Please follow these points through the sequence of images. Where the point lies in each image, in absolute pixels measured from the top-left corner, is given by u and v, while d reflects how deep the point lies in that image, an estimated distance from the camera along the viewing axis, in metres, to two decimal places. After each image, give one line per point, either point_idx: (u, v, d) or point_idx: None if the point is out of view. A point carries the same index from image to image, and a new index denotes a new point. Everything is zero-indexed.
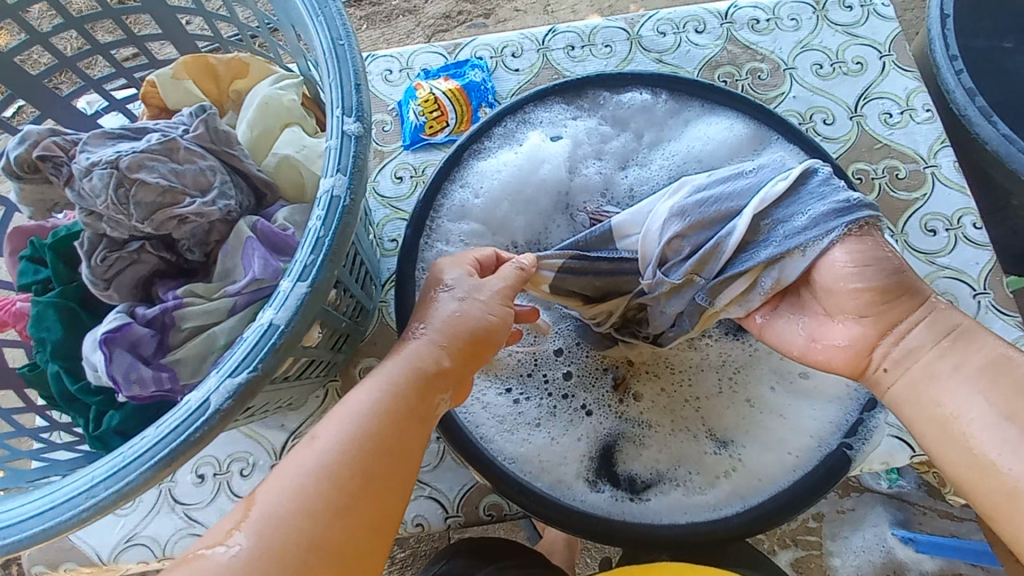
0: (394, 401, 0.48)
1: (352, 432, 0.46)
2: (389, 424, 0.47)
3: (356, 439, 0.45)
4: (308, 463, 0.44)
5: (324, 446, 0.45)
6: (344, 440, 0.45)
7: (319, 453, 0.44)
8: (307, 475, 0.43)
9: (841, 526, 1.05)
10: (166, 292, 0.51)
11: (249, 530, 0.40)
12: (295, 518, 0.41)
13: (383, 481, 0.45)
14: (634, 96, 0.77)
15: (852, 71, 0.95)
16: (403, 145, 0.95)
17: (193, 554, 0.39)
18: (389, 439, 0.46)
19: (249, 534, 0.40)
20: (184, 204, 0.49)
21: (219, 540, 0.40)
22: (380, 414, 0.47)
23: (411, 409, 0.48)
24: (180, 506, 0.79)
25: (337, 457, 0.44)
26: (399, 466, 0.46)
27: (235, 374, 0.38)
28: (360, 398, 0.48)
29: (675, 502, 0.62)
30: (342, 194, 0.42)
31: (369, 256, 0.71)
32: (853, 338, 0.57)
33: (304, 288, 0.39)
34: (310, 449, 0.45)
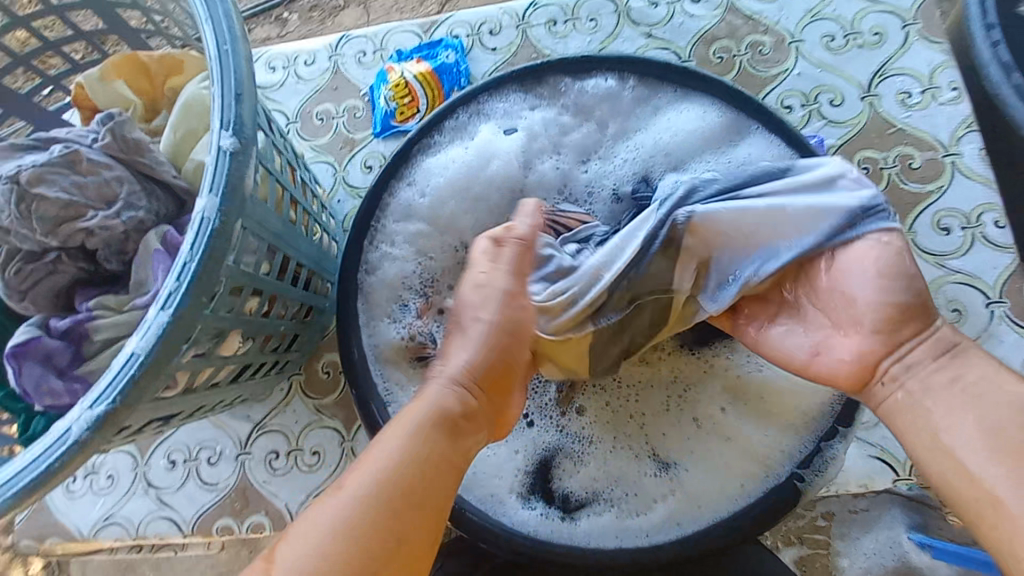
0: (427, 448, 0.45)
1: (378, 481, 0.42)
2: (422, 469, 0.44)
3: (385, 491, 0.42)
4: (331, 519, 0.40)
5: (347, 497, 0.41)
6: (364, 510, 0.41)
7: (336, 507, 0.41)
8: (329, 531, 0.40)
9: (849, 527, 0.80)
10: (81, 304, 0.52)
11: None
12: None
13: (417, 538, 0.42)
14: (599, 82, 0.71)
15: (868, 44, 0.84)
16: (374, 132, 0.92)
17: None
18: (417, 488, 0.43)
19: None
20: (87, 217, 0.48)
21: None
22: (413, 459, 0.44)
23: (445, 454, 0.46)
24: (153, 489, 0.83)
25: (358, 515, 0.41)
26: (423, 515, 0.43)
27: (95, 405, 0.37)
28: (387, 439, 0.45)
29: (606, 525, 0.58)
30: (211, 216, 0.39)
31: (314, 258, 0.69)
32: (860, 352, 0.50)
33: (166, 316, 0.38)
34: (331, 501, 0.41)
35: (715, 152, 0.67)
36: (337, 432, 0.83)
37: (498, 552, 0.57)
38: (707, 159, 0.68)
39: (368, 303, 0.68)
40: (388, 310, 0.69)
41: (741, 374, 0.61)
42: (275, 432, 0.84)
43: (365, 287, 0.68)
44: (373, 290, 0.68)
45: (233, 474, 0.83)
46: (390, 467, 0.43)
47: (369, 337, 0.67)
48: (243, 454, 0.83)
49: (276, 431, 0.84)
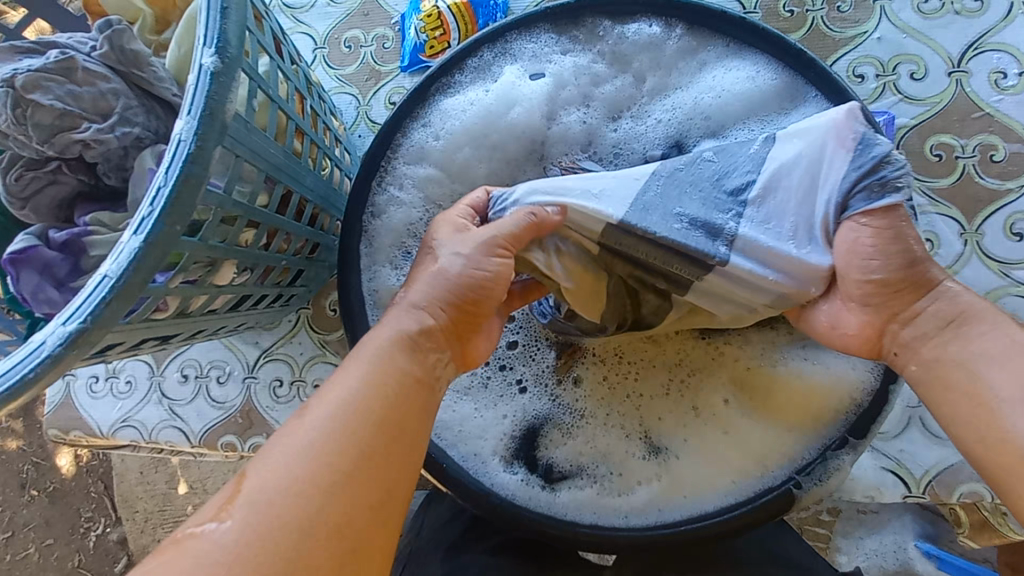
0: (382, 372, 0.45)
1: (341, 405, 0.42)
2: (383, 388, 0.44)
3: (348, 410, 0.42)
4: (296, 440, 0.40)
5: (312, 419, 0.41)
6: (317, 436, 0.40)
7: (302, 432, 0.41)
8: (295, 455, 0.39)
9: (855, 526, 0.89)
10: (81, 217, 0.52)
11: (243, 507, 0.37)
12: (297, 493, 0.38)
13: (381, 452, 0.42)
14: (642, 28, 0.64)
15: (969, 8, 0.72)
16: (401, 66, 0.88)
17: (184, 535, 0.37)
18: (381, 403, 0.43)
19: (241, 514, 0.37)
20: (82, 128, 0.47)
21: (210, 519, 0.37)
22: (371, 381, 0.44)
23: (406, 371, 0.46)
24: (167, 399, 0.87)
25: (329, 436, 0.41)
26: (391, 432, 0.43)
27: (67, 323, 0.37)
28: (348, 363, 0.46)
29: (586, 501, 0.56)
30: (187, 139, 0.37)
31: (321, 194, 0.67)
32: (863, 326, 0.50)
33: (137, 242, 0.37)
34: (296, 428, 0.41)
35: (763, 119, 0.60)
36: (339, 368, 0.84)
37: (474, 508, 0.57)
38: (751, 126, 0.61)
39: (371, 247, 0.66)
40: (391, 255, 0.66)
41: (753, 366, 0.57)
42: (280, 361, 0.85)
43: (369, 229, 0.66)
44: (378, 234, 0.66)
45: (239, 396, 0.86)
46: (313, 436, 0.40)
47: (369, 281, 0.66)
48: (250, 378, 0.86)
49: (281, 359, 0.85)
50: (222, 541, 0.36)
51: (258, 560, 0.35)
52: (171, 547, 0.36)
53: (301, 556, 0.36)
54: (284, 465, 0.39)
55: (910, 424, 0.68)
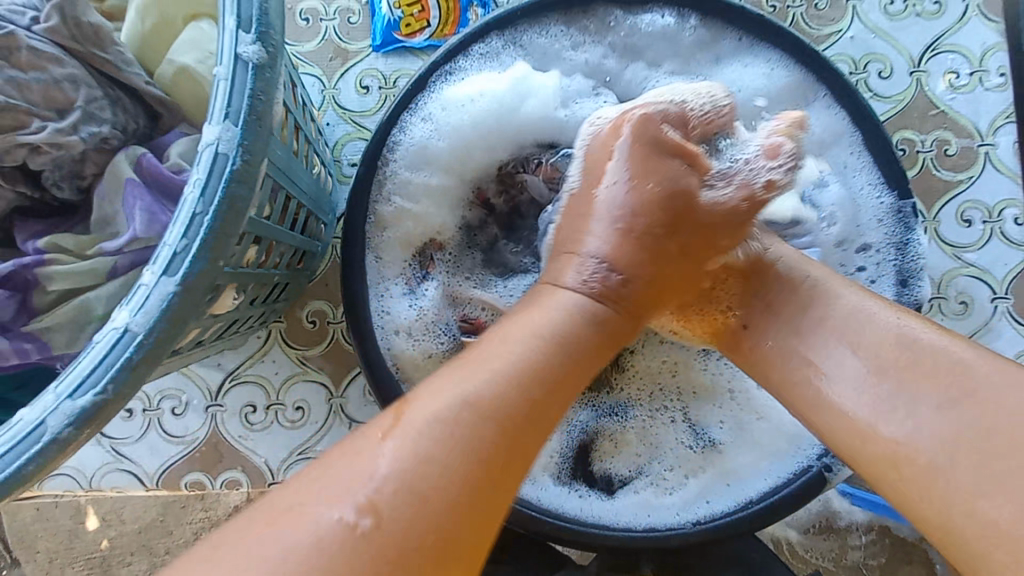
0: (553, 347, 0.42)
1: (502, 383, 0.39)
2: (535, 375, 0.40)
3: (511, 392, 0.39)
4: (433, 416, 0.36)
5: (478, 379, 0.38)
6: (496, 414, 0.37)
7: (473, 384, 0.38)
8: (467, 429, 0.36)
9: None
10: (25, 242, 0.40)
11: (390, 493, 0.34)
12: (437, 480, 0.34)
13: (507, 461, 0.37)
14: (655, 19, 0.60)
15: (928, 12, 0.78)
16: (371, 45, 0.77)
17: (294, 509, 0.33)
18: (529, 399, 0.39)
19: (387, 474, 0.34)
20: (32, 129, 0.37)
21: (335, 500, 0.33)
22: (533, 358, 0.41)
23: (569, 355, 0.43)
24: (107, 439, 0.74)
25: (513, 399, 0.38)
26: (521, 453, 0.38)
27: (76, 397, 0.29)
28: (517, 330, 0.42)
29: (643, 502, 0.59)
30: (230, 153, 0.30)
31: (312, 196, 0.59)
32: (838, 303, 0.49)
33: (171, 286, 0.29)
34: (472, 377, 0.38)
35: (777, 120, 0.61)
36: (324, 387, 0.75)
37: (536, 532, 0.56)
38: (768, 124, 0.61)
39: (380, 260, 0.60)
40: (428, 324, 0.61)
41: None
42: (252, 384, 0.75)
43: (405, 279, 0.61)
44: (386, 248, 0.60)
45: (204, 428, 0.74)
46: (473, 419, 0.37)
47: (379, 301, 0.60)
48: (214, 406, 0.75)
49: (253, 382, 0.75)
50: (376, 523, 0.33)
51: (394, 520, 0.33)
52: (273, 521, 0.33)
53: (449, 521, 0.34)
54: (424, 424, 0.36)
55: None
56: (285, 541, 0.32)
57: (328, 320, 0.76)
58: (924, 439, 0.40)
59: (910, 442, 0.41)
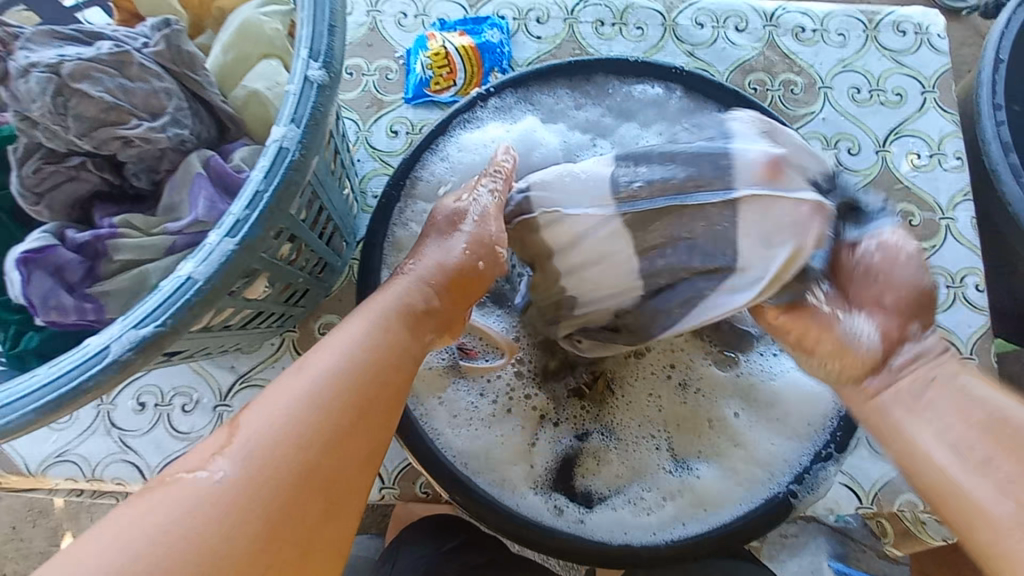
0: (387, 334, 0.47)
1: (338, 363, 0.43)
2: (377, 357, 0.45)
3: (345, 370, 0.43)
4: (289, 390, 0.41)
5: (314, 373, 0.42)
6: (324, 384, 0.42)
7: (296, 384, 0.42)
8: (294, 399, 0.41)
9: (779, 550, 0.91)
10: (102, 219, 0.48)
11: (234, 457, 0.38)
12: (285, 444, 0.39)
13: (352, 425, 0.42)
14: (646, 89, 0.71)
15: (890, 102, 0.89)
16: (404, 97, 0.89)
17: (171, 477, 0.37)
18: (371, 378, 0.44)
19: (234, 461, 0.38)
20: (130, 125, 0.45)
21: (199, 464, 0.38)
22: (369, 341, 0.46)
23: (398, 341, 0.47)
24: (117, 430, 0.77)
25: (321, 383, 0.42)
26: (366, 425, 0.42)
27: (139, 327, 0.35)
28: (354, 318, 0.48)
29: (619, 521, 0.60)
30: (291, 148, 0.38)
31: (341, 214, 0.66)
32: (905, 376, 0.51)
33: (231, 244, 0.36)
34: (285, 380, 0.42)
35: None
36: None
37: (509, 535, 0.59)
38: None
39: (395, 277, 0.67)
40: None
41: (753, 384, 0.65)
42: (259, 387, 0.79)
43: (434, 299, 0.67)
44: (400, 267, 0.67)
45: (209, 426, 0.78)
46: (301, 392, 0.41)
47: None
48: (221, 406, 0.79)
49: (261, 385, 0.79)
50: (218, 485, 0.37)
51: (239, 501, 0.37)
52: (157, 486, 0.37)
53: (295, 491, 0.38)
54: (286, 401, 0.40)
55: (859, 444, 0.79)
56: (122, 539, 0.34)
57: None
58: (1008, 509, 0.42)
59: (1003, 514, 0.42)
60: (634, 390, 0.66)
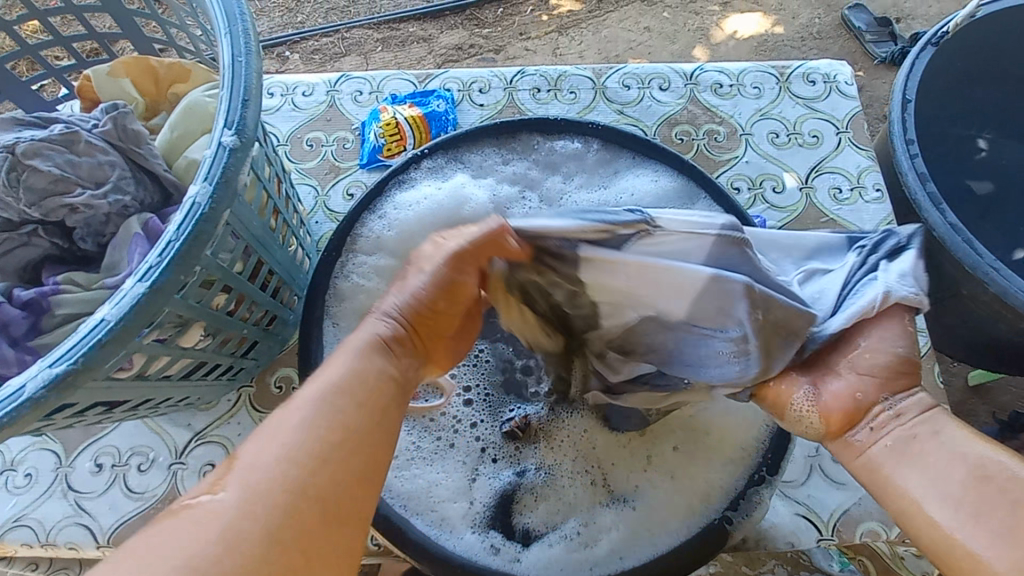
0: (374, 368, 0.46)
1: (330, 393, 0.42)
2: (369, 390, 0.44)
3: (340, 403, 0.42)
4: (291, 422, 0.40)
5: (311, 405, 0.41)
6: (325, 416, 0.41)
7: (299, 415, 0.40)
8: (295, 432, 0.39)
9: None
10: (48, 278, 0.53)
11: (237, 485, 0.36)
12: (285, 474, 0.37)
13: (353, 459, 0.40)
14: (566, 143, 0.78)
15: (807, 143, 0.97)
16: (359, 164, 0.96)
17: (178, 506, 0.36)
18: (365, 410, 0.42)
19: (237, 488, 0.36)
20: (74, 194, 0.52)
21: (205, 491, 0.37)
22: (362, 376, 0.44)
23: (384, 379, 0.45)
24: (73, 493, 0.78)
25: (326, 403, 0.41)
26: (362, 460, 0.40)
27: (53, 366, 0.39)
28: (345, 350, 0.47)
29: (554, 558, 0.60)
30: (203, 202, 0.43)
31: (286, 269, 0.71)
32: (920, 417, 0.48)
33: (142, 288, 0.41)
34: (286, 414, 0.40)
35: None
36: None
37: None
38: None
39: (336, 326, 0.71)
40: None
41: (694, 416, 0.66)
42: (215, 443, 0.81)
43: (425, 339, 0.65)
44: (342, 316, 0.71)
45: (164, 484, 0.79)
46: (303, 426, 0.40)
47: (330, 359, 0.69)
48: (177, 464, 0.80)
49: (216, 442, 0.81)
50: (219, 516, 0.35)
51: (242, 526, 0.35)
52: (167, 517, 0.36)
53: (294, 530, 0.36)
54: (288, 432, 0.39)
55: (812, 472, 0.78)
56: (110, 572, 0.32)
57: (293, 385, 0.84)
58: (1005, 564, 0.40)
59: (981, 555, 0.41)
60: (562, 423, 0.68)
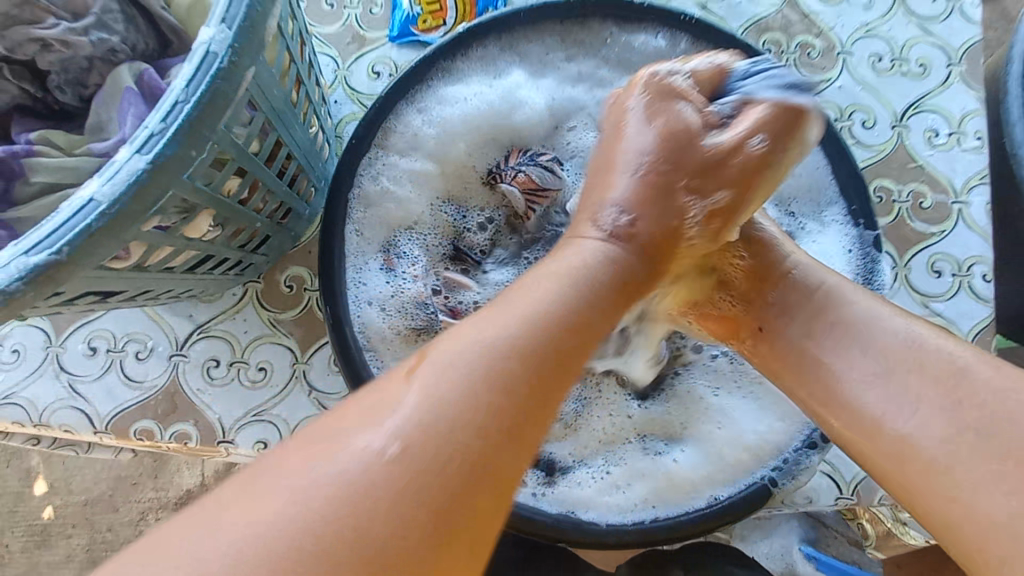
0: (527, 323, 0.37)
1: (496, 355, 0.35)
2: (533, 360, 0.36)
3: (508, 362, 0.35)
4: (468, 353, 0.35)
5: (467, 344, 0.35)
6: (485, 387, 0.34)
7: (456, 370, 0.34)
8: (473, 379, 0.34)
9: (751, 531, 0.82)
10: (18, 134, 0.42)
11: (399, 430, 0.31)
12: (446, 435, 0.32)
13: (494, 471, 0.32)
14: (647, 41, 0.65)
15: (912, 73, 0.83)
16: (390, 36, 0.81)
17: (329, 439, 0.32)
18: (514, 417, 0.34)
19: (396, 436, 0.31)
20: (46, 25, 0.42)
21: (365, 429, 0.32)
22: (519, 349, 0.36)
23: (555, 353, 0.37)
24: (66, 374, 0.73)
25: (515, 342, 0.36)
26: (512, 460, 0.33)
27: (30, 254, 0.30)
28: (507, 299, 0.39)
29: (582, 497, 0.57)
30: (220, 52, 0.33)
31: (305, 153, 0.60)
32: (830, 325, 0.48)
33: (141, 162, 0.31)
34: (447, 369, 0.34)
35: None
36: (289, 352, 0.75)
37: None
38: None
39: (361, 235, 0.61)
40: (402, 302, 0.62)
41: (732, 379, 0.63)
42: (218, 338, 0.75)
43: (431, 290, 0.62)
44: (367, 223, 0.62)
45: (164, 376, 0.74)
46: (455, 385, 0.33)
47: (354, 272, 0.61)
48: (177, 356, 0.74)
49: (220, 337, 0.75)
50: (361, 463, 0.30)
51: (442, 438, 0.32)
52: (304, 447, 0.32)
53: (410, 549, 0.29)
54: (444, 386, 0.33)
55: None
56: (254, 516, 0.28)
57: (305, 287, 0.76)
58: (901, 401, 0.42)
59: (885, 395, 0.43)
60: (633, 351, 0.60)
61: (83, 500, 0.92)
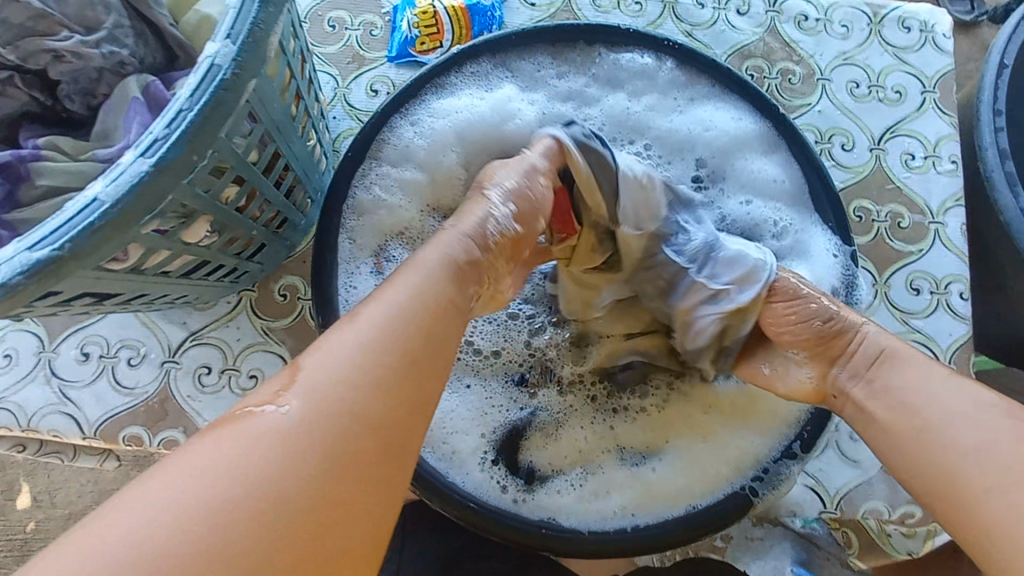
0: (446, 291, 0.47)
1: (377, 340, 0.42)
2: (419, 338, 0.43)
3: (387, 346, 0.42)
4: (347, 352, 0.41)
5: (367, 330, 0.42)
6: (354, 367, 0.40)
7: (353, 345, 0.41)
8: (351, 361, 0.40)
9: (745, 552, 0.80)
10: (26, 140, 0.44)
11: (299, 393, 0.38)
12: (341, 396, 0.39)
13: (379, 432, 0.39)
14: (635, 58, 0.68)
15: (889, 99, 0.87)
16: (388, 56, 0.84)
17: (244, 411, 0.38)
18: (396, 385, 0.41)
19: (298, 397, 0.38)
20: (59, 37, 0.44)
21: (269, 400, 0.38)
22: (404, 323, 0.43)
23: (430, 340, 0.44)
24: (57, 380, 0.74)
25: (399, 317, 0.43)
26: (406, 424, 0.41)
27: (35, 250, 0.32)
28: (399, 282, 0.46)
29: (564, 504, 0.59)
30: (223, 65, 0.35)
31: (302, 165, 0.62)
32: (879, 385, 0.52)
33: (145, 165, 0.33)
34: (337, 346, 0.41)
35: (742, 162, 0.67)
36: (280, 360, 0.76)
37: (457, 517, 0.56)
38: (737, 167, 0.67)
39: (353, 243, 0.64)
40: None
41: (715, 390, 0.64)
42: (211, 346, 0.76)
43: None
44: (360, 233, 0.64)
45: (155, 382, 0.74)
46: (365, 354, 0.41)
47: (345, 279, 0.63)
48: (169, 363, 0.75)
49: (212, 344, 0.76)
50: (272, 422, 0.37)
51: (333, 411, 0.38)
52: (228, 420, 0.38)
53: (311, 496, 0.36)
54: (330, 374, 0.39)
55: (827, 447, 0.76)
56: (163, 492, 0.34)
57: (298, 296, 0.78)
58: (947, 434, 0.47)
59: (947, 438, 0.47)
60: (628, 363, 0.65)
61: (67, 510, 0.91)
